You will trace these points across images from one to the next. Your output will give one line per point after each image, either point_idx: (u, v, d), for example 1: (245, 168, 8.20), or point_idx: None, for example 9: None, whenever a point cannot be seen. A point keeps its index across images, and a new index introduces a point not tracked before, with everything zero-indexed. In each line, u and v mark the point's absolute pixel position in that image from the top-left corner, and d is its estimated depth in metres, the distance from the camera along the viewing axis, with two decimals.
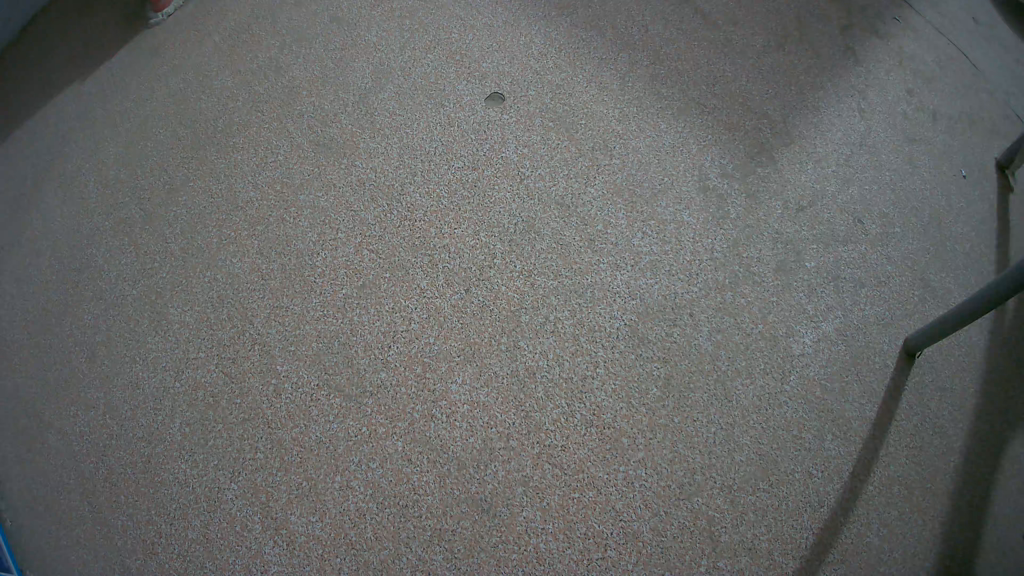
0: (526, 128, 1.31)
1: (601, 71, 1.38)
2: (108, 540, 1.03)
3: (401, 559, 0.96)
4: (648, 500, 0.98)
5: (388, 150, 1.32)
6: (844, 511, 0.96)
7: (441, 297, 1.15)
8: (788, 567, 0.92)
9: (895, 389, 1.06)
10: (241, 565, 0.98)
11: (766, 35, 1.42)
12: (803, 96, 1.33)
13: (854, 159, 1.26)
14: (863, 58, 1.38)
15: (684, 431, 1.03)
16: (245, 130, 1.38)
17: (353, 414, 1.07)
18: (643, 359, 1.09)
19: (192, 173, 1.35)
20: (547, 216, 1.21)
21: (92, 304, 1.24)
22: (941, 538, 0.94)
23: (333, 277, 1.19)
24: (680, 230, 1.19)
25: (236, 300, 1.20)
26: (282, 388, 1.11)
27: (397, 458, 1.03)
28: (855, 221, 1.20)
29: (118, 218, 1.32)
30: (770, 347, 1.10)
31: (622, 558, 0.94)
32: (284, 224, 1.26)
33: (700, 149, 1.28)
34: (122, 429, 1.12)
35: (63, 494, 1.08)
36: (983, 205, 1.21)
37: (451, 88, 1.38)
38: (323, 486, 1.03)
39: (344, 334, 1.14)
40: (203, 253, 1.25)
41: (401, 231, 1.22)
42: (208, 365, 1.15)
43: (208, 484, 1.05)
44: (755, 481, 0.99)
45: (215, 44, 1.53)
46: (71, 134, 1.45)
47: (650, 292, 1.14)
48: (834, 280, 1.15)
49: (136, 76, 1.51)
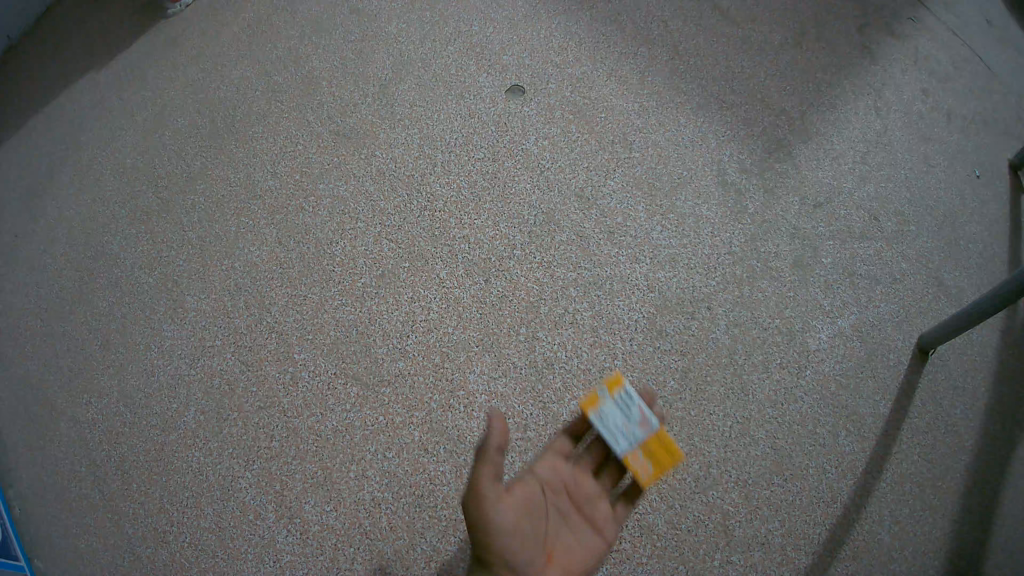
0: (546, 120, 1.32)
1: (621, 64, 1.38)
2: (120, 527, 1.03)
3: (416, 549, 0.96)
4: (663, 493, 0.98)
5: (408, 140, 1.32)
6: (857, 507, 0.97)
7: (460, 287, 1.15)
8: (800, 562, 0.93)
9: (910, 385, 1.06)
10: (254, 553, 0.98)
11: (783, 32, 1.43)
12: (820, 94, 1.34)
13: (869, 157, 1.27)
14: (879, 56, 1.38)
15: (701, 423, 1.03)
16: (264, 119, 1.39)
17: (371, 403, 1.08)
18: (661, 351, 1.09)
19: (209, 163, 1.35)
20: (566, 208, 1.22)
21: (106, 291, 1.25)
22: (951, 534, 0.95)
23: (351, 267, 1.20)
24: (699, 224, 1.20)
25: (254, 288, 1.20)
26: (300, 376, 1.11)
27: (413, 447, 1.04)
28: (871, 219, 1.21)
29: (133, 207, 1.32)
30: (786, 341, 1.10)
31: (636, 551, 0.95)
32: (303, 213, 1.26)
33: (718, 144, 1.28)
34: (136, 417, 1.12)
35: (76, 481, 1.08)
36: (996, 205, 1.22)
37: (472, 80, 1.38)
38: (339, 475, 1.03)
39: (362, 323, 1.14)
40: (220, 242, 1.26)
41: (420, 221, 1.22)
42: (225, 353, 1.15)
43: (222, 473, 1.05)
44: (770, 475, 0.99)
45: (234, 34, 1.53)
46: (87, 123, 1.45)
47: (668, 285, 1.14)
48: (850, 276, 1.15)
49: (153, 65, 1.51)
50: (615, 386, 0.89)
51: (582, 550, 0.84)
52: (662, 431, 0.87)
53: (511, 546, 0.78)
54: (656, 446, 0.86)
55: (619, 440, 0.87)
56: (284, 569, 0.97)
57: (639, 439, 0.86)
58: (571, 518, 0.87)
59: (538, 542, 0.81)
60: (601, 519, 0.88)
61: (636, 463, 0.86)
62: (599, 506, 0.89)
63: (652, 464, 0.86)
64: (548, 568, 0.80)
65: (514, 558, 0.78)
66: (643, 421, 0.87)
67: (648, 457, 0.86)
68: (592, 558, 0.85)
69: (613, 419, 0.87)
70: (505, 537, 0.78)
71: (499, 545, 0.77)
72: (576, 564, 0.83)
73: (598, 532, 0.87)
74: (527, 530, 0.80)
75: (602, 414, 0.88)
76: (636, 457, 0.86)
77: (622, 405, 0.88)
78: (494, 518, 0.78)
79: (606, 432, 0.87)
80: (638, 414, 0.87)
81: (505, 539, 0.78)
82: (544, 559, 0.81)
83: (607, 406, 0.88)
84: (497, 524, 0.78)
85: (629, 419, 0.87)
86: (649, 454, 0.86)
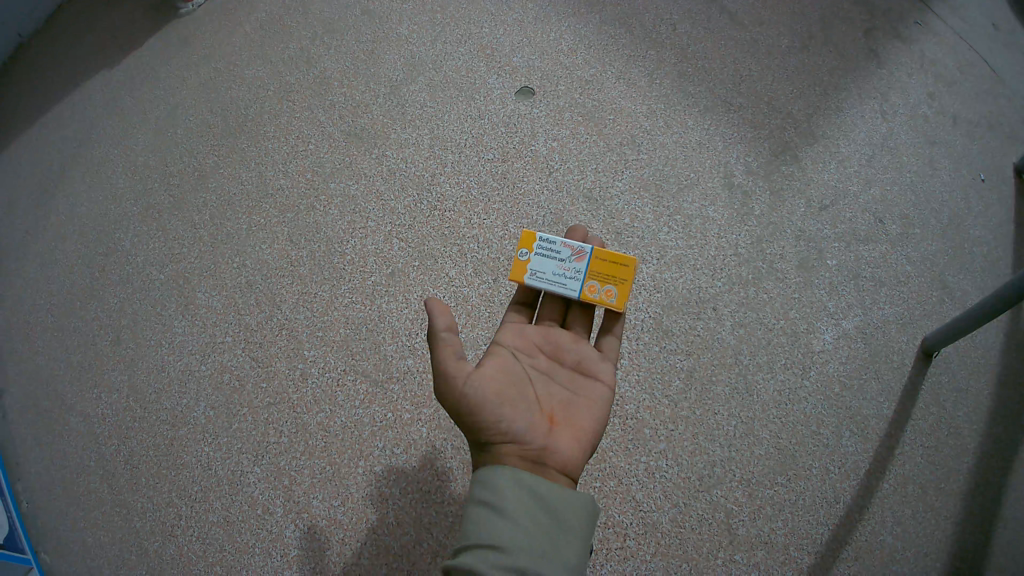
0: (555, 121, 1.33)
1: (629, 67, 1.39)
2: (129, 521, 1.05)
3: (422, 545, 0.97)
4: (668, 492, 0.99)
5: (418, 140, 1.33)
6: (860, 508, 0.98)
7: (469, 285, 1.17)
8: (803, 562, 0.95)
9: (914, 387, 1.07)
10: (262, 548, 1.00)
11: (790, 34, 1.43)
12: (826, 97, 1.35)
13: (875, 159, 1.28)
14: (885, 60, 1.39)
15: (706, 423, 1.04)
16: (276, 119, 1.40)
17: (379, 400, 1.09)
18: (666, 351, 1.10)
19: (221, 161, 1.36)
20: (574, 208, 1.23)
21: (117, 287, 1.26)
22: (953, 536, 0.96)
23: (362, 265, 1.21)
24: (705, 225, 1.21)
25: (264, 285, 1.21)
26: (310, 373, 1.12)
27: (421, 443, 1.05)
28: (876, 221, 1.21)
29: (144, 204, 1.34)
30: (791, 342, 1.11)
31: (641, 549, 0.96)
32: (314, 212, 1.27)
33: (725, 146, 1.29)
34: (147, 412, 1.14)
35: (86, 474, 1.10)
36: (1001, 209, 1.22)
37: (482, 81, 1.39)
38: (347, 471, 1.04)
39: (371, 321, 1.16)
40: (232, 240, 1.27)
41: (430, 221, 1.24)
42: (235, 349, 1.16)
43: (231, 468, 1.06)
44: (774, 475, 1.00)
45: (246, 34, 1.54)
46: (98, 120, 1.46)
47: (675, 286, 1.15)
48: (854, 278, 1.16)
49: (165, 64, 1.52)
50: (530, 242, 0.86)
51: (583, 400, 0.79)
52: (597, 251, 0.86)
53: (499, 413, 0.72)
54: (601, 266, 0.85)
55: (569, 282, 0.84)
56: (292, 563, 0.98)
57: (583, 270, 0.85)
58: (560, 375, 0.81)
59: (534, 407, 0.75)
60: (589, 364, 0.83)
61: (598, 292, 0.84)
62: (584, 353, 0.83)
63: (612, 284, 0.85)
64: (553, 426, 0.74)
65: (509, 424, 0.72)
66: (574, 254, 0.86)
67: (602, 280, 0.85)
68: (598, 405, 0.79)
69: (548, 270, 0.85)
70: (487, 406, 0.72)
71: (486, 414, 0.72)
72: (580, 415, 0.77)
73: (592, 379, 0.82)
74: (510, 391, 0.75)
75: (535, 273, 0.85)
76: (593, 287, 0.84)
77: (546, 252, 0.86)
78: (467, 390, 0.73)
79: (551, 284, 0.85)
80: (567, 251, 0.86)
81: (489, 406, 0.72)
82: (544, 418, 0.75)
83: (535, 262, 0.86)
84: (475, 396, 0.73)
85: (562, 262, 0.85)
86: (601, 276, 0.85)
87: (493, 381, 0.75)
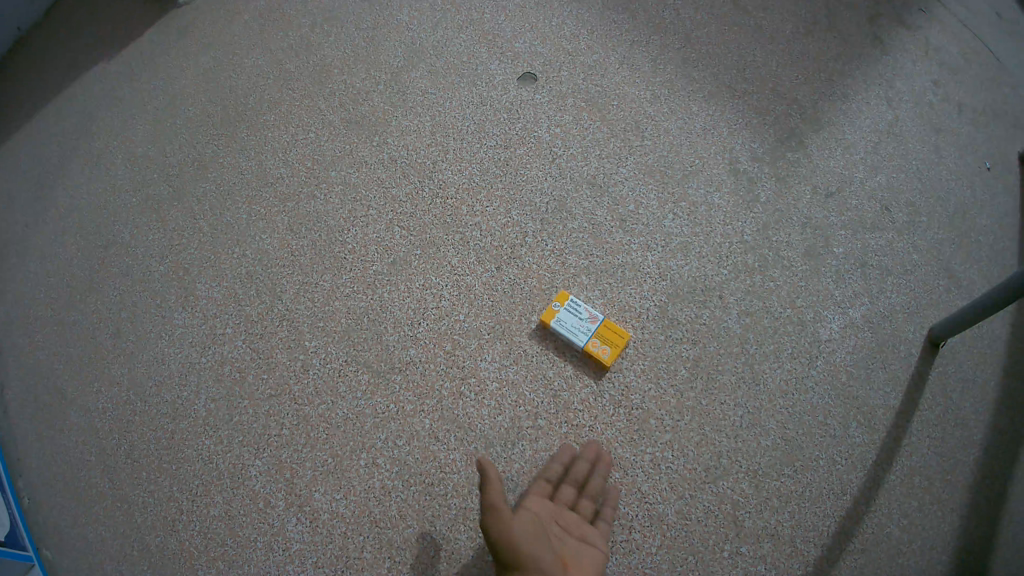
0: (558, 108, 1.32)
1: (632, 52, 1.38)
2: (129, 515, 1.04)
3: (426, 537, 0.96)
4: (673, 484, 0.98)
5: (420, 127, 1.32)
6: (867, 500, 0.97)
7: (471, 274, 1.15)
8: (810, 555, 0.93)
9: (922, 375, 1.06)
10: (264, 542, 0.98)
11: (795, 20, 1.42)
12: (832, 84, 1.33)
13: (881, 147, 1.26)
14: (890, 46, 1.38)
15: (712, 413, 1.03)
16: (276, 107, 1.39)
17: (381, 390, 1.08)
18: (671, 339, 1.09)
19: (221, 151, 1.35)
20: (578, 195, 1.22)
21: (117, 280, 1.25)
22: (961, 528, 0.94)
23: (363, 254, 1.20)
24: (710, 212, 1.20)
25: (265, 275, 1.20)
26: (311, 364, 1.11)
27: (424, 435, 1.04)
28: (882, 209, 1.20)
29: (143, 196, 1.33)
30: (797, 330, 1.10)
31: (646, 541, 0.94)
32: (315, 201, 1.26)
33: (730, 132, 1.28)
34: (147, 405, 1.12)
35: (86, 469, 1.09)
36: (1006, 198, 1.21)
37: (484, 67, 1.38)
38: (349, 464, 1.03)
39: (373, 311, 1.14)
40: (233, 230, 1.26)
41: (432, 209, 1.22)
42: (236, 340, 1.15)
43: (231, 461, 1.05)
44: (780, 466, 0.99)
45: (245, 22, 1.53)
46: (97, 112, 1.45)
47: (679, 273, 1.14)
48: (861, 267, 1.15)
49: (163, 55, 1.51)
50: (563, 299, 1.10)
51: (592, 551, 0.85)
52: (609, 322, 1.09)
53: (532, 548, 0.79)
54: (606, 331, 1.07)
55: (578, 335, 1.07)
56: (294, 557, 0.97)
57: (592, 330, 1.07)
58: (573, 530, 0.88)
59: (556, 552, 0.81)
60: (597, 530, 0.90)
61: (596, 348, 1.05)
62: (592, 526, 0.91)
63: (608, 344, 1.06)
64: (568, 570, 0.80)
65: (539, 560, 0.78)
66: (591, 317, 1.08)
67: (603, 340, 1.06)
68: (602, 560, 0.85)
69: (569, 323, 1.08)
70: (523, 541, 0.79)
71: (521, 543, 0.79)
72: (588, 565, 0.83)
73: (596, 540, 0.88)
74: (538, 531, 0.83)
75: (560, 321, 1.08)
76: (595, 343, 1.06)
77: (573, 311, 1.09)
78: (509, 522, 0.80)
79: (566, 331, 1.07)
80: (587, 314, 1.09)
81: (524, 540, 0.79)
82: (561, 562, 0.80)
83: (562, 314, 1.09)
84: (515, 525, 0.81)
85: (581, 319, 1.08)
86: (603, 338, 1.06)
87: (526, 522, 0.83)
